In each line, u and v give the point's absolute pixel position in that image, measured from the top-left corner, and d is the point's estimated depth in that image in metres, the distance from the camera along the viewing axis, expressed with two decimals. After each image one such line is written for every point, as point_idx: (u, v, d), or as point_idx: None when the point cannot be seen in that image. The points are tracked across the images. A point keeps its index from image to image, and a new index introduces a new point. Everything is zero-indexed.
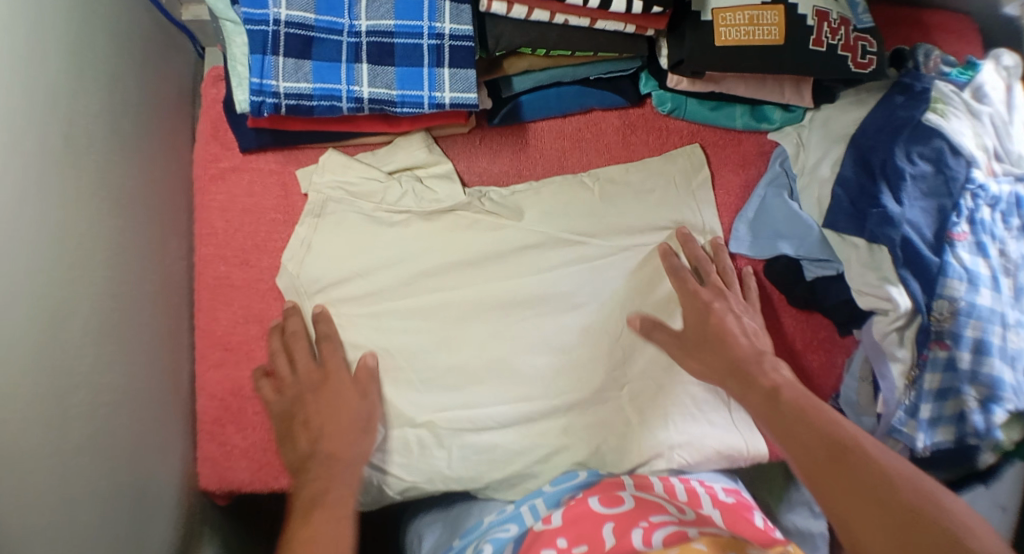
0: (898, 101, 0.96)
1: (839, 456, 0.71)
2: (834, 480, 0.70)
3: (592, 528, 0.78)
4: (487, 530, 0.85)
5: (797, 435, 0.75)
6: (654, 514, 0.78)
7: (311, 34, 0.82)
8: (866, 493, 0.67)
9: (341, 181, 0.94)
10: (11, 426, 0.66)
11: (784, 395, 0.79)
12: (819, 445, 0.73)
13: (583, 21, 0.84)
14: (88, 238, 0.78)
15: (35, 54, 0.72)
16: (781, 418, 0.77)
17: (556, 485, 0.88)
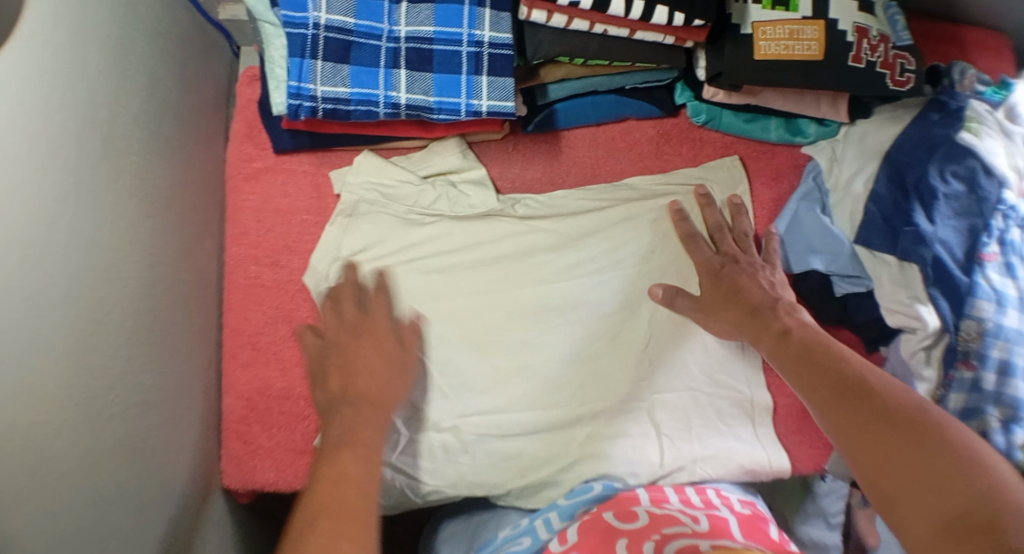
0: (933, 118, 0.95)
1: (853, 392, 0.70)
2: (850, 416, 0.69)
3: (605, 542, 0.74)
4: (501, 545, 0.83)
5: (803, 374, 0.75)
6: (667, 527, 0.74)
7: (351, 39, 0.82)
8: (884, 429, 0.67)
9: (378, 181, 0.95)
10: (51, 427, 0.66)
11: (795, 336, 0.79)
12: (832, 383, 0.72)
13: (622, 32, 0.84)
14: (125, 238, 0.78)
15: (78, 54, 0.73)
16: (787, 353, 0.78)
17: (571, 497, 0.85)
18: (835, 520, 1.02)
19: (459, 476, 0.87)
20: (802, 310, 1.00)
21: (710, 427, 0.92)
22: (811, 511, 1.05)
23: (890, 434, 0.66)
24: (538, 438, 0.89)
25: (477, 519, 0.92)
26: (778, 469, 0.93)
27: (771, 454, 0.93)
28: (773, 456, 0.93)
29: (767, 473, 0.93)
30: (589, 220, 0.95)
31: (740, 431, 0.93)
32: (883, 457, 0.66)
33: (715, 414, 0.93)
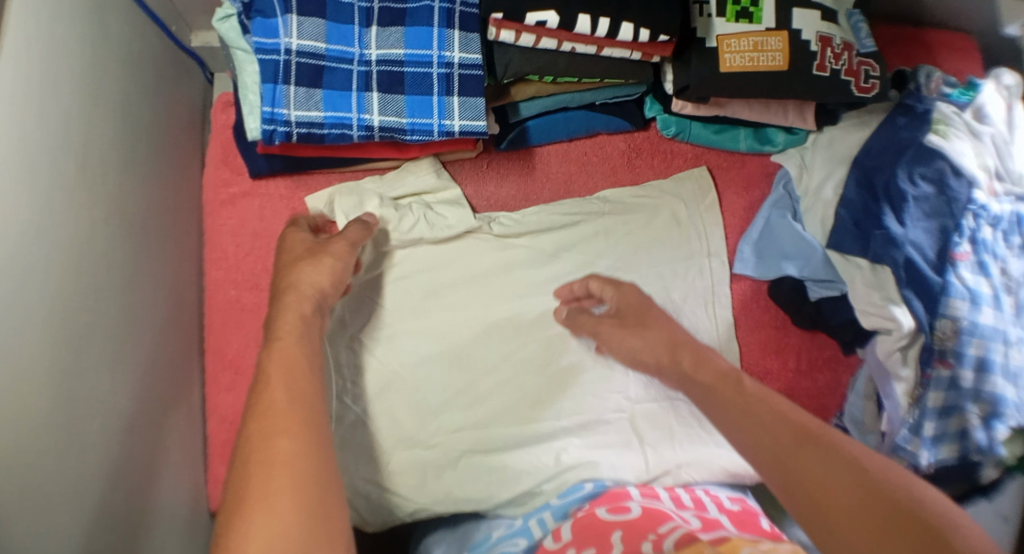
0: (900, 122, 0.97)
1: (808, 443, 0.66)
2: (797, 463, 0.65)
3: (600, 534, 0.75)
4: (496, 543, 0.82)
5: (750, 425, 0.70)
6: (662, 524, 0.75)
7: (322, 63, 0.83)
8: (830, 471, 0.63)
9: (346, 199, 0.94)
10: (34, 459, 0.66)
11: (744, 382, 0.75)
12: (773, 430, 0.68)
13: (590, 49, 0.85)
14: (104, 266, 0.79)
15: (51, 86, 0.73)
16: (728, 400, 0.74)
17: (563, 497, 0.85)
18: None
19: (448, 494, 0.87)
20: (776, 317, 1.02)
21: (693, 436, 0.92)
22: None
23: (833, 479, 0.62)
24: (521, 453, 0.89)
25: (464, 529, 0.89)
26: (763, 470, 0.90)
27: None
28: None
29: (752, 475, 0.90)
30: (565, 237, 0.99)
31: (722, 437, 0.92)
32: (832, 502, 0.61)
33: (696, 420, 0.93)
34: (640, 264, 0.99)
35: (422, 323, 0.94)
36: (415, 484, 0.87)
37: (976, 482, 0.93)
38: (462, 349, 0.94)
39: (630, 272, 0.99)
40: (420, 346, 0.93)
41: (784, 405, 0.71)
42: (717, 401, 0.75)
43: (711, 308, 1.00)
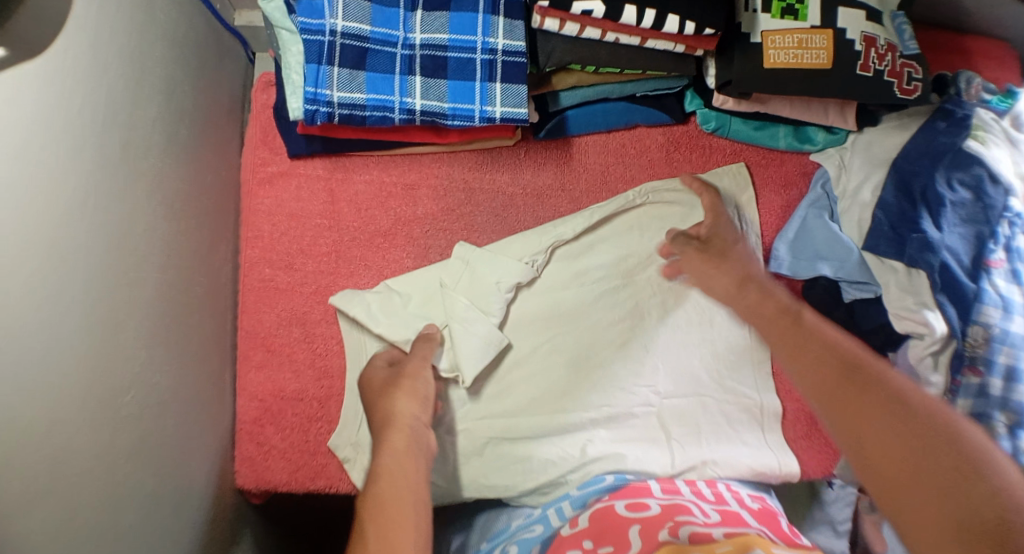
0: (940, 127, 0.96)
1: (856, 377, 0.72)
2: (857, 404, 0.69)
3: (618, 530, 0.76)
4: (515, 530, 0.85)
5: (804, 360, 0.76)
6: (680, 515, 0.77)
7: (366, 46, 0.83)
8: (874, 408, 0.68)
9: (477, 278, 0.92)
10: (68, 426, 0.67)
11: (806, 320, 0.81)
12: (824, 370, 0.73)
13: (633, 40, 0.85)
14: (143, 241, 0.79)
15: (98, 61, 0.74)
16: (795, 340, 0.78)
17: (583, 489, 0.86)
18: (842, 528, 1.09)
19: (470, 480, 0.88)
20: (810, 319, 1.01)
21: (721, 431, 0.93)
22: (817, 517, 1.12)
23: (892, 414, 0.67)
24: (547, 442, 0.89)
25: (484, 521, 0.91)
26: (788, 474, 0.93)
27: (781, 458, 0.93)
28: (782, 460, 0.93)
29: (776, 477, 0.92)
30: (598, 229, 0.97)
31: (749, 437, 0.94)
32: (908, 471, 0.64)
33: (724, 421, 0.94)
34: None
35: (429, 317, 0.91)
36: (442, 470, 0.87)
37: None
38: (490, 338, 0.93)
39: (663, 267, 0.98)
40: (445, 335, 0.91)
41: (852, 345, 0.76)
42: (791, 340, 0.79)
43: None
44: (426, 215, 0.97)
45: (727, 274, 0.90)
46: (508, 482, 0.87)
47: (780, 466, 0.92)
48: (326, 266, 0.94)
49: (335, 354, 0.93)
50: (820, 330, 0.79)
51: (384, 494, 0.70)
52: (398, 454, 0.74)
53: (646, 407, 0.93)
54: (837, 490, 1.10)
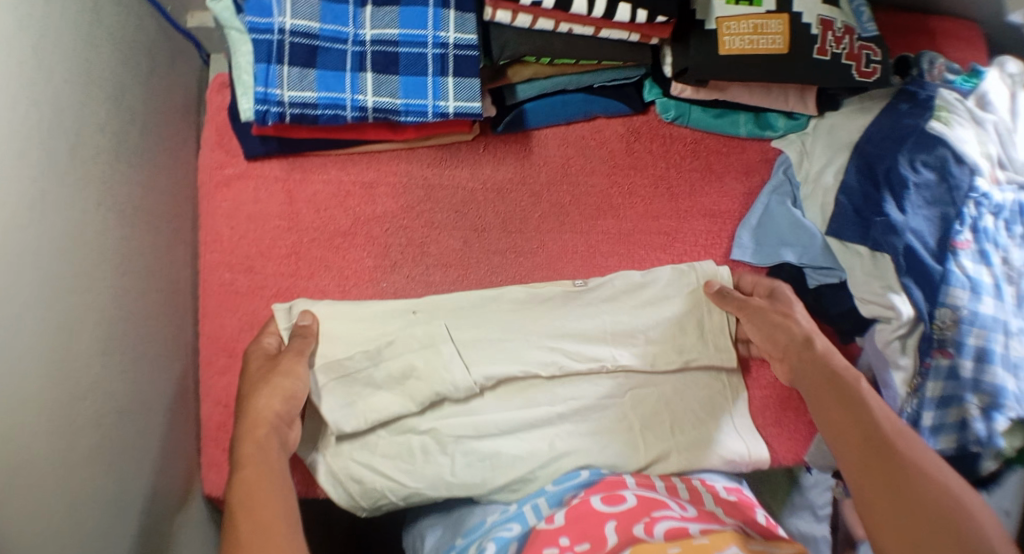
0: (902, 109, 0.96)
1: (883, 454, 0.74)
2: (885, 477, 0.73)
3: (594, 526, 0.76)
4: (490, 528, 0.84)
5: (833, 410, 0.80)
6: (657, 510, 0.78)
7: (316, 43, 0.82)
8: (890, 483, 0.72)
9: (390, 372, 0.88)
10: (19, 437, 0.66)
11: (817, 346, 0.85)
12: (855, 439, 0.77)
13: (587, 30, 0.85)
14: (96, 248, 0.78)
15: (42, 66, 0.73)
16: (816, 384, 0.83)
17: (558, 484, 0.86)
18: (822, 512, 1.09)
19: (437, 477, 0.86)
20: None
21: (690, 415, 0.92)
22: (798, 504, 1.12)
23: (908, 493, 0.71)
24: (513, 438, 0.89)
25: (457, 516, 0.90)
26: (756, 460, 0.92)
27: (750, 445, 0.92)
28: (750, 444, 0.92)
29: (745, 464, 0.92)
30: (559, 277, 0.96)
31: (718, 425, 0.92)
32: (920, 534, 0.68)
33: (694, 411, 0.93)
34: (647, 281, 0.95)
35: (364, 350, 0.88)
36: (408, 467, 0.86)
37: (976, 475, 0.94)
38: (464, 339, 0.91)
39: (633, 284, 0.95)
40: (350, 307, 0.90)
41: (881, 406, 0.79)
42: (818, 395, 0.82)
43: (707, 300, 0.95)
44: (386, 213, 0.96)
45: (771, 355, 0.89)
46: (472, 478, 0.86)
47: (746, 453, 0.91)
48: (287, 267, 0.94)
49: None
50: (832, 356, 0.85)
51: (251, 480, 0.72)
52: (261, 445, 0.76)
53: (606, 395, 0.91)
54: (815, 474, 1.09)
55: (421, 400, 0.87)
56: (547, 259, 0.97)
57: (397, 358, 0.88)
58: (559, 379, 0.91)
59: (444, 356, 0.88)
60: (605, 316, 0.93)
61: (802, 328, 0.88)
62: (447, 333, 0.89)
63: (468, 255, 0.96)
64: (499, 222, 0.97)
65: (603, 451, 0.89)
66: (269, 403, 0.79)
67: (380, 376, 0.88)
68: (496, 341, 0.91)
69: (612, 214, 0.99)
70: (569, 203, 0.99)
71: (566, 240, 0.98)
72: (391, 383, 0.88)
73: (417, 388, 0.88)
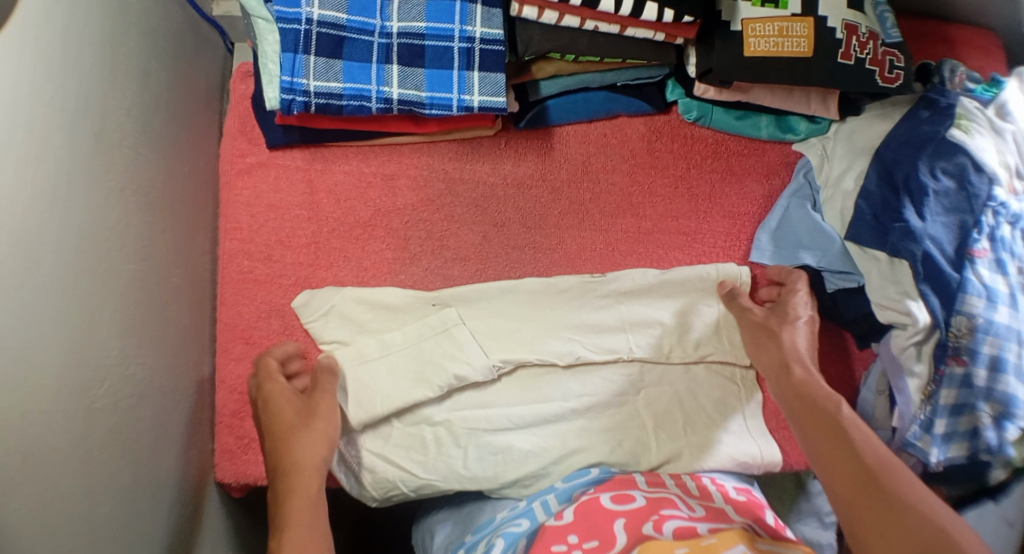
0: (923, 116, 0.96)
1: (861, 476, 0.76)
2: (862, 495, 0.74)
3: (603, 524, 0.77)
4: (501, 524, 0.83)
5: (813, 435, 0.82)
6: (666, 508, 0.78)
7: (343, 34, 0.82)
8: (864, 499, 0.73)
9: (411, 356, 0.89)
10: (39, 416, 0.66)
11: (795, 371, 0.88)
12: (844, 470, 0.77)
13: (613, 28, 0.85)
14: (119, 232, 0.79)
15: (71, 50, 0.74)
16: (803, 409, 0.85)
17: (568, 481, 0.86)
18: (828, 519, 1.10)
19: (450, 470, 0.86)
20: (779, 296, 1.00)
21: (704, 414, 0.92)
22: (804, 509, 1.12)
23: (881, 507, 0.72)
24: (527, 433, 0.89)
25: (467, 512, 0.90)
26: (768, 462, 0.91)
27: (761, 445, 0.91)
28: (763, 447, 0.92)
29: (757, 465, 0.92)
30: (578, 273, 0.96)
31: (730, 424, 0.92)
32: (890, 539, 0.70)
33: (707, 408, 0.93)
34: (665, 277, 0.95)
35: (385, 337, 0.90)
36: (421, 459, 0.86)
37: (984, 483, 0.95)
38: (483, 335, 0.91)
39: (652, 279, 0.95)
40: (371, 294, 0.92)
41: (864, 437, 0.80)
42: (803, 416, 0.84)
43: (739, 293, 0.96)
44: (406, 205, 0.96)
45: (772, 354, 0.91)
46: (487, 472, 0.86)
47: (755, 450, 0.91)
48: (305, 257, 0.94)
49: (314, 345, 0.93)
50: (815, 385, 0.86)
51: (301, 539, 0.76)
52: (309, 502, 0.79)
53: (620, 390, 0.92)
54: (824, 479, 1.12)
55: (438, 386, 0.88)
56: (563, 254, 0.97)
57: (418, 349, 0.89)
58: (575, 369, 0.92)
59: (460, 343, 0.89)
60: (622, 308, 0.94)
61: (791, 346, 0.90)
62: (459, 318, 0.91)
63: (486, 249, 0.96)
64: (517, 217, 0.98)
65: (616, 448, 0.89)
66: (311, 453, 0.81)
67: (398, 362, 0.89)
68: (514, 331, 0.92)
69: (631, 213, 0.99)
70: (588, 201, 0.99)
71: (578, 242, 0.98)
72: (410, 371, 0.88)
73: (437, 374, 0.88)
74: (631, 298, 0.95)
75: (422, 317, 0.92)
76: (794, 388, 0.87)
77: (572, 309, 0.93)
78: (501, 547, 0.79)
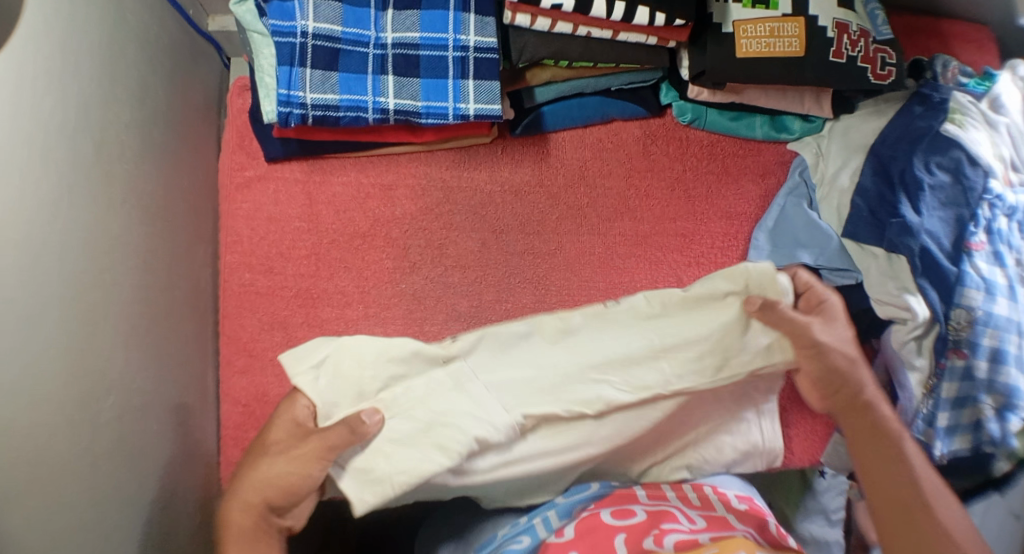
0: (917, 111, 0.97)
1: (911, 507, 0.74)
2: (910, 527, 0.73)
3: (604, 541, 0.77)
4: (501, 542, 0.85)
5: (866, 446, 0.78)
6: (666, 522, 0.79)
7: (338, 46, 0.83)
8: (910, 533, 0.72)
9: (413, 417, 0.77)
10: (46, 430, 0.67)
11: (853, 390, 0.81)
12: (895, 500, 0.74)
13: (605, 33, 0.86)
14: (119, 246, 0.79)
15: (69, 67, 0.74)
16: (864, 420, 0.79)
17: (567, 497, 0.87)
18: (835, 517, 1.11)
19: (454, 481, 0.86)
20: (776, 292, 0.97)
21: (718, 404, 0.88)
22: (811, 507, 1.12)
23: (929, 545, 0.71)
24: None
25: (471, 534, 0.90)
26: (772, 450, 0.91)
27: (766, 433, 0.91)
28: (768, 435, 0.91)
29: (762, 462, 0.93)
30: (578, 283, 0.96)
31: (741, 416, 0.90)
32: None
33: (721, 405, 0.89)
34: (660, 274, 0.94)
35: (382, 396, 0.78)
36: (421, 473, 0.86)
37: (989, 475, 0.96)
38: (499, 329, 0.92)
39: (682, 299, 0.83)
40: (379, 340, 0.79)
41: (924, 467, 0.76)
42: (860, 427, 0.79)
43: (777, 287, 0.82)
44: (405, 215, 0.97)
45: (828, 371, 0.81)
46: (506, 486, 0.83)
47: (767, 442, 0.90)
48: (306, 268, 0.94)
49: None
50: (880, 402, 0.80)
51: None
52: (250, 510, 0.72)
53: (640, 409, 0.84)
54: (829, 478, 1.12)
55: (455, 454, 0.75)
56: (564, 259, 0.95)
57: (425, 403, 0.77)
58: (603, 416, 0.81)
59: (477, 402, 0.78)
60: None
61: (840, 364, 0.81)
62: (473, 373, 0.79)
63: (484, 257, 0.97)
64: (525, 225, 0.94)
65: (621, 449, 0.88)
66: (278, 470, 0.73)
67: (406, 431, 0.77)
68: (525, 377, 0.80)
69: (628, 216, 1.00)
70: (587, 206, 1.00)
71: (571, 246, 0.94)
72: (415, 435, 0.76)
73: (454, 438, 0.75)
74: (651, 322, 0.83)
75: (427, 370, 0.80)
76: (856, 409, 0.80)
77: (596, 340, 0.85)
78: None
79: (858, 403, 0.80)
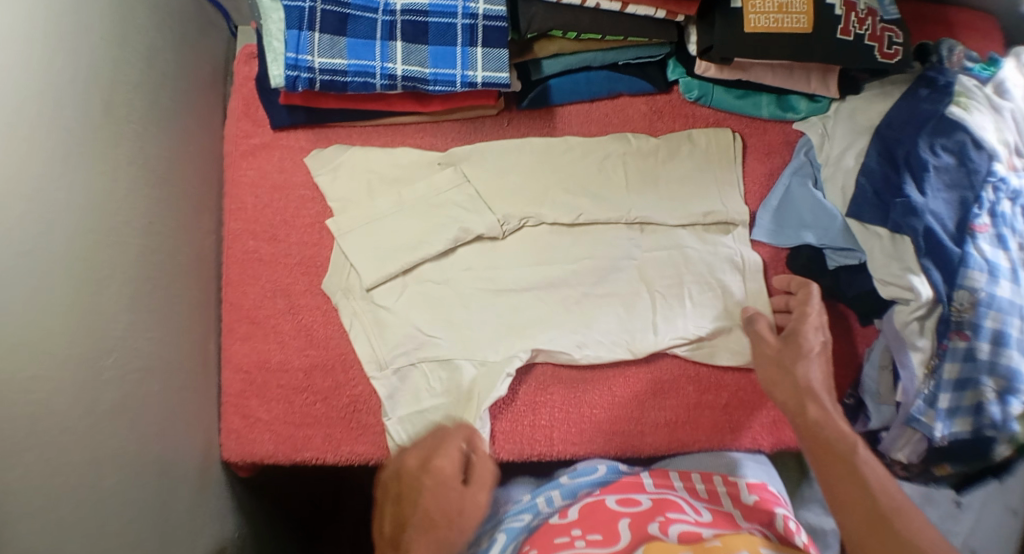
0: (922, 94, 0.96)
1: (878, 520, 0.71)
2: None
3: (607, 522, 0.79)
4: (501, 519, 0.86)
5: (808, 435, 0.81)
6: (672, 511, 0.80)
7: (346, 12, 0.84)
8: None
9: None
10: (53, 382, 0.67)
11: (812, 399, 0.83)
12: (862, 509, 0.73)
13: (614, 5, 0.86)
14: (125, 204, 0.79)
15: (81, 22, 0.75)
16: (819, 435, 0.80)
17: (573, 477, 0.89)
18: None
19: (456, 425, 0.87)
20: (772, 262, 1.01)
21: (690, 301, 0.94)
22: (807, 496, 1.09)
23: None
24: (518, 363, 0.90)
25: None
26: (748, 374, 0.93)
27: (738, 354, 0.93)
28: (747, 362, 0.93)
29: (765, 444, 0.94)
30: (578, 223, 0.96)
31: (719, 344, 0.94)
32: None
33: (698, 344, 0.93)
34: (649, 218, 0.97)
35: None
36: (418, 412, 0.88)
37: (990, 460, 0.94)
38: (500, 298, 0.93)
39: (642, 195, 0.98)
40: None
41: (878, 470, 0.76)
42: (818, 437, 0.80)
43: (724, 197, 0.99)
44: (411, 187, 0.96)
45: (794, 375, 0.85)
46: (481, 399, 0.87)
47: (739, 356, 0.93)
48: (310, 237, 0.94)
49: (320, 324, 0.92)
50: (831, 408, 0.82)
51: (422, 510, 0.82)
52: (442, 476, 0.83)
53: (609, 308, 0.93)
54: None
55: None
56: (564, 201, 0.96)
57: None
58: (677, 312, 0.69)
59: None
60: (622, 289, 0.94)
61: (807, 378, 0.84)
62: None
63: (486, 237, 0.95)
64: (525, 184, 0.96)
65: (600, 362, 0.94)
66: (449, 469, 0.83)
67: None
68: None
69: None
70: None
71: (571, 193, 0.96)
72: None
73: None
74: (589, 225, 0.96)
75: None
76: (808, 416, 0.82)
77: (587, 259, 0.95)
78: (503, 542, 0.82)
79: (838, 448, 0.78)
